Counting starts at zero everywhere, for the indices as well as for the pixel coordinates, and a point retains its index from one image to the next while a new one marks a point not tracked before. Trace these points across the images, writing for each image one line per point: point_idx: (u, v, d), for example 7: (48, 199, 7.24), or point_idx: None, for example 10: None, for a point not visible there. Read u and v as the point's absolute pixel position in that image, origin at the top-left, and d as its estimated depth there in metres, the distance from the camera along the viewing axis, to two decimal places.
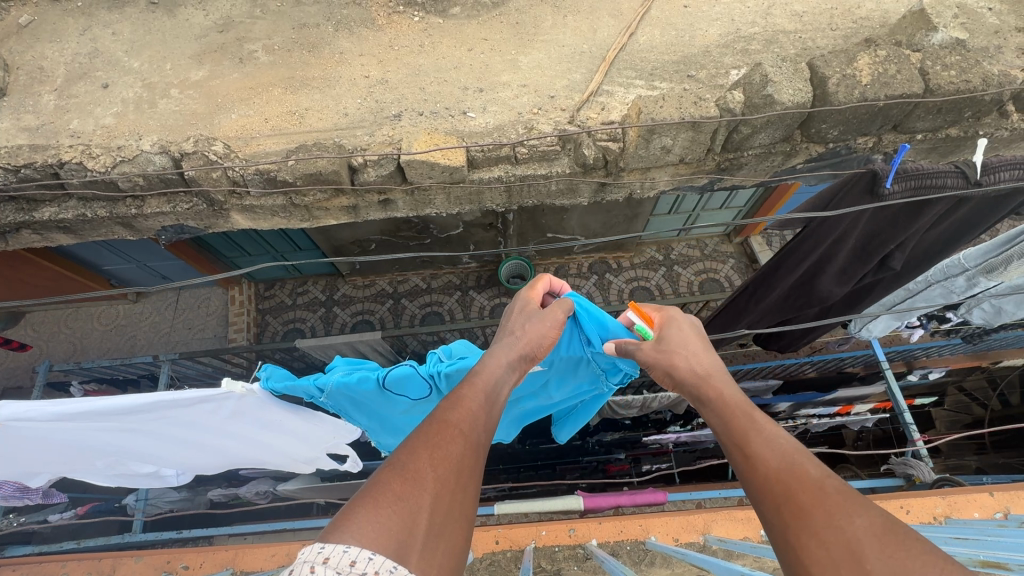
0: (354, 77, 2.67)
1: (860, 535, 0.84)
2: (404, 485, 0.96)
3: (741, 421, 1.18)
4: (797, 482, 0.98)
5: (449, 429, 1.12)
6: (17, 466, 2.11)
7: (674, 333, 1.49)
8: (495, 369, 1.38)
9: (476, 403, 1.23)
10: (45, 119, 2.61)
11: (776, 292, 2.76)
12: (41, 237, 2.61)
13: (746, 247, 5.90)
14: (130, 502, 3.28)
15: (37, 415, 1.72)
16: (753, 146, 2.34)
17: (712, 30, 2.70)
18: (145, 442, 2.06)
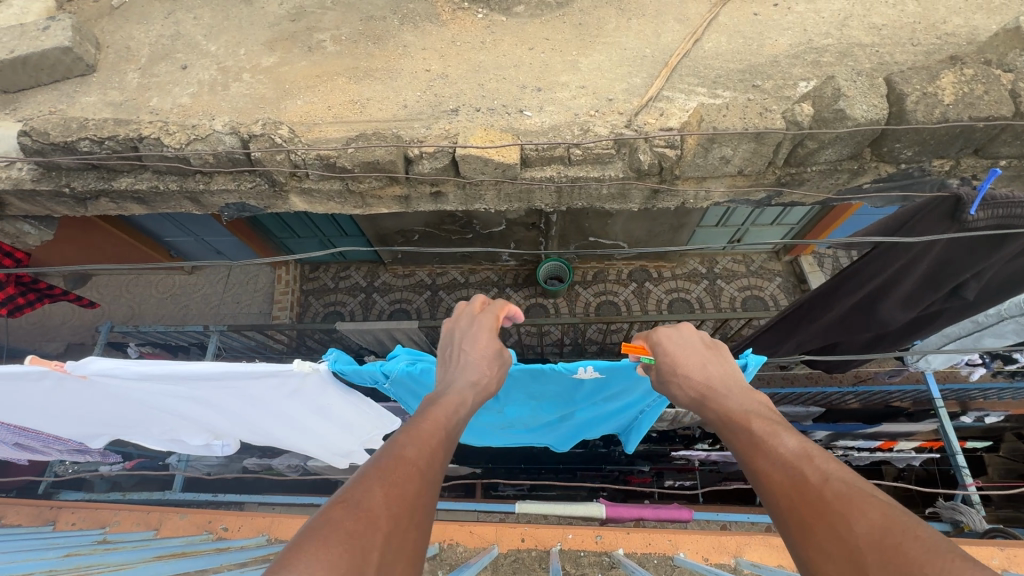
0: (416, 70, 2.72)
1: (861, 542, 0.89)
2: (358, 523, 0.94)
3: (752, 437, 1.24)
4: (799, 493, 1.04)
5: (406, 466, 1.11)
6: (86, 419, 2.20)
7: (666, 361, 1.59)
8: (451, 408, 1.42)
9: (431, 439, 1.25)
10: (128, 95, 2.78)
11: (836, 311, 2.63)
12: (117, 206, 2.77)
13: (795, 267, 5.69)
14: (173, 462, 3.43)
15: (118, 373, 1.79)
16: (818, 162, 2.25)
17: (782, 40, 2.62)
18: (206, 410, 2.13)
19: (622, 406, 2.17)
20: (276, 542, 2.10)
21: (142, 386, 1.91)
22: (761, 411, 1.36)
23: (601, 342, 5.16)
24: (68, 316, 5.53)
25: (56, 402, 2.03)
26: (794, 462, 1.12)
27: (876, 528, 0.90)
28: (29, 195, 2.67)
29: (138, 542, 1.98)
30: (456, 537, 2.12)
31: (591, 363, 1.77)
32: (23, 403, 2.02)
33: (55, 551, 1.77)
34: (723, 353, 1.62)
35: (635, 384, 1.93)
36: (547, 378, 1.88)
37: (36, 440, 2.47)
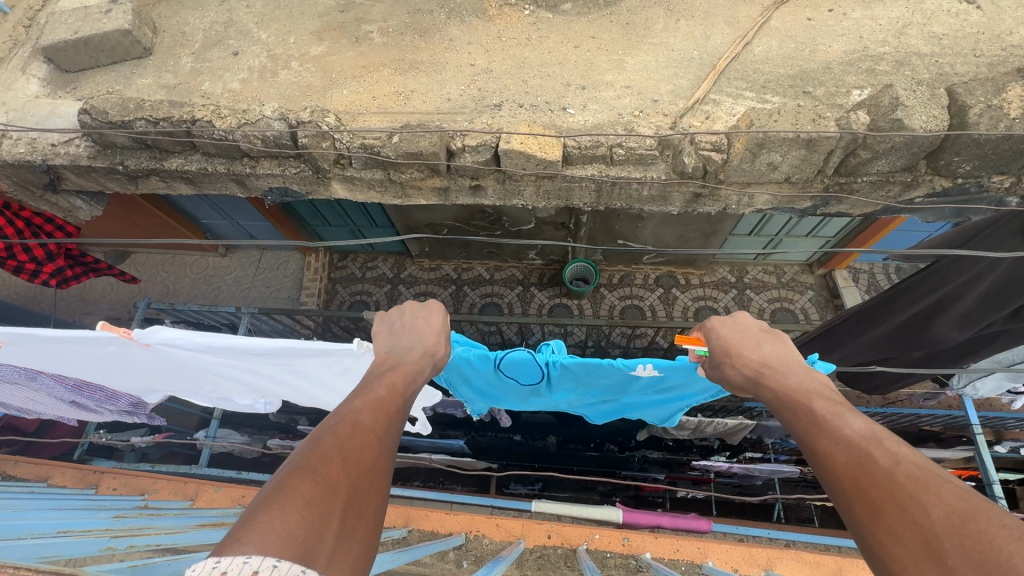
0: (461, 64, 2.74)
1: (937, 528, 0.85)
2: (314, 493, 0.92)
3: (815, 411, 1.19)
4: (865, 473, 0.99)
5: (363, 434, 1.09)
6: (145, 381, 2.28)
7: (720, 342, 1.56)
8: (407, 377, 1.40)
9: (387, 404, 1.23)
10: (182, 79, 2.87)
11: (887, 324, 2.60)
12: (165, 186, 2.85)
13: (828, 281, 5.55)
14: (201, 436, 3.51)
15: (182, 343, 1.84)
16: (870, 172, 2.19)
17: (836, 46, 2.55)
18: (260, 380, 2.18)
19: (669, 401, 2.18)
20: None
21: (202, 354, 1.95)
22: (821, 390, 1.29)
23: (624, 346, 5.11)
24: (107, 291, 5.71)
25: (121, 364, 2.10)
26: (861, 434, 1.07)
27: (953, 513, 0.85)
28: (84, 171, 2.77)
29: (176, 510, 2.04)
30: (482, 529, 2.13)
31: (649, 361, 1.77)
32: (89, 362, 2.10)
33: (106, 513, 1.87)
34: (783, 337, 1.55)
35: (690, 383, 1.92)
36: (601, 374, 1.89)
37: (90, 400, 2.53)
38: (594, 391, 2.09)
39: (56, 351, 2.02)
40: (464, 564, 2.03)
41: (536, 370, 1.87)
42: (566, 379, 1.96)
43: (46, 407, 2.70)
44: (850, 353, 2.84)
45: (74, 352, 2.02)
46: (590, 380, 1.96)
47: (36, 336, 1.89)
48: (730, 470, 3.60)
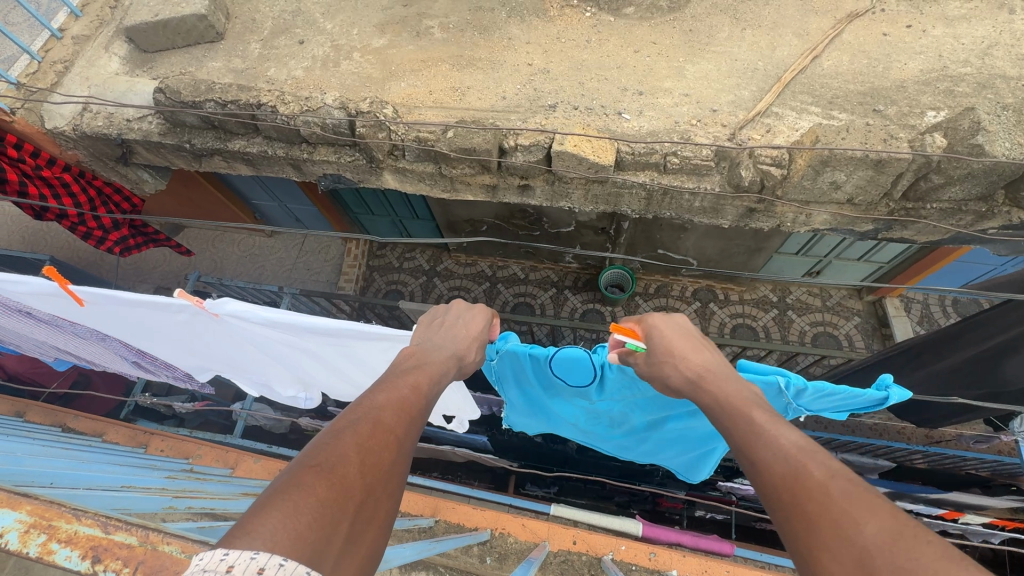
0: (518, 64, 2.74)
1: (870, 543, 0.85)
2: (329, 487, 0.94)
3: (752, 430, 1.21)
4: (802, 489, 1.00)
5: (382, 435, 1.12)
6: (202, 356, 2.36)
7: (661, 342, 1.59)
8: (430, 378, 1.43)
9: (409, 406, 1.26)
10: (249, 64, 2.98)
11: (950, 358, 2.46)
12: (226, 165, 2.97)
13: (877, 309, 5.30)
14: (236, 408, 3.63)
15: (248, 316, 1.90)
16: (940, 199, 2.09)
17: (912, 64, 2.43)
18: (310, 364, 2.21)
19: (721, 427, 2.09)
20: None
21: (263, 330, 2.01)
22: (762, 405, 1.32)
23: None
24: (160, 261, 5.98)
25: (185, 333, 2.19)
26: (800, 458, 1.07)
27: (885, 530, 0.86)
28: (154, 147, 2.92)
29: (216, 477, 2.12)
30: (508, 527, 2.13)
31: (712, 370, 1.73)
32: (157, 329, 2.20)
33: (159, 473, 1.97)
34: (711, 343, 1.65)
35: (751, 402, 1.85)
36: (657, 383, 1.85)
37: (150, 364, 2.64)
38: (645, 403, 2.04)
39: (131, 314, 2.12)
40: (488, 560, 2.04)
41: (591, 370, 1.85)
42: (621, 386, 1.93)
43: (112, 363, 2.82)
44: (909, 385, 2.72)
45: (146, 317, 2.12)
46: (643, 389, 1.92)
47: (117, 297, 1.99)
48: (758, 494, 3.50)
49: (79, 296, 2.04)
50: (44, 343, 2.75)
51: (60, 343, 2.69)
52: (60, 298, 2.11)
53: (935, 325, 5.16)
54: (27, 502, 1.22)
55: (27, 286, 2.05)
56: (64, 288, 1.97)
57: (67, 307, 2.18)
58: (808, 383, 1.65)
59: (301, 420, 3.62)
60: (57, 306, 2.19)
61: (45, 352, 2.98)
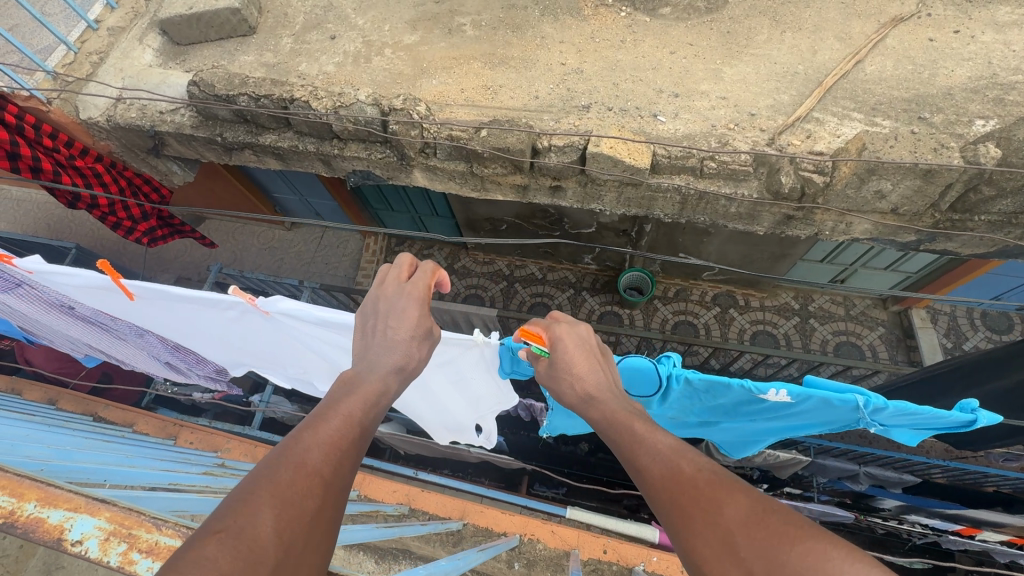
0: (551, 63, 2.71)
1: (733, 526, 0.88)
2: (236, 557, 0.74)
3: (628, 437, 1.22)
4: (678, 485, 1.01)
5: (306, 477, 0.92)
6: (239, 353, 2.37)
7: (563, 356, 1.49)
8: (367, 401, 1.23)
9: (339, 432, 1.08)
10: (281, 58, 2.99)
11: (1002, 380, 2.33)
12: (256, 159, 2.98)
13: (903, 319, 5.18)
14: (256, 401, 3.61)
15: (300, 315, 1.90)
16: (991, 211, 2.05)
17: (959, 71, 2.36)
18: (349, 366, 2.21)
19: (776, 431, 2.07)
20: (365, 498, 2.28)
21: (310, 329, 2.00)
22: (641, 414, 1.33)
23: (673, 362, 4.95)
24: (181, 252, 6.03)
25: (228, 331, 2.20)
26: (677, 458, 1.08)
27: (744, 509, 0.90)
28: (186, 139, 2.93)
29: (247, 472, 2.13)
30: (537, 533, 2.15)
31: (785, 386, 1.67)
32: (200, 325, 2.21)
33: (197, 469, 1.91)
34: (610, 360, 1.59)
35: (819, 416, 1.81)
36: (723, 394, 1.81)
37: (183, 361, 2.65)
38: (702, 410, 2.01)
39: (177, 311, 2.13)
40: (516, 565, 2.01)
41: (655, 382, 1.80)
42: (683, 395, 1.89)
43: (143, 362, 2.86)
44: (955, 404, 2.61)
45: (192, 314, 2.13)
46: (706, 398, 1.88)
47: (168, 294, 2.00)
48: None
49: (130, 291, 2.04)
50: (78, 339, 2.79)
51: (94, 340, 2.72)
52: (109, 292, 2.12)
53: (961, 338, 5.04)
54: (106, 507, 0.97)
55: (79, 279, 2.06)
56: (117, 282, 1.97)
57: (111, 301, 2.19)
58: (888, 402, 1.62)
59: None
60: (104, 300, 2.20)
61: (77, 349, 3.02)
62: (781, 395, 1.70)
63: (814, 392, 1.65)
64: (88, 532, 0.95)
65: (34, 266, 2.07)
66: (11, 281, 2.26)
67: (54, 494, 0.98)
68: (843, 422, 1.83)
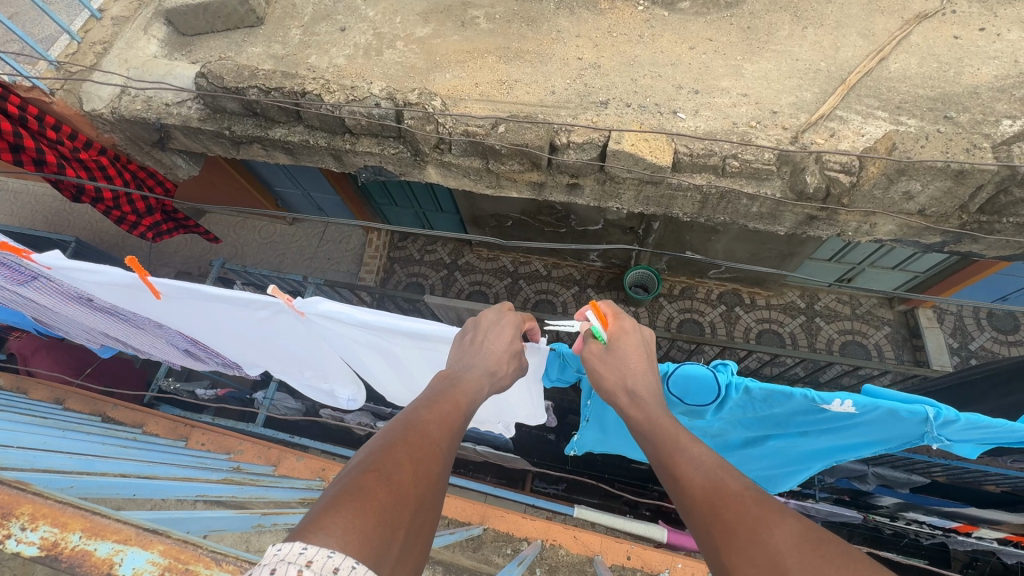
0: (568, 57, 2.66)
1: (780, 546, 0.85)
2: (388, 495, 0.86)
3: (668, 446, 1.21)
4: (722, 501, 1.00)
5: (430, 444, 1.03)
6: (262, 352, 2.32)
7: (620, 351, 1.50)
8: (470, 393, 1.32)
9: (453, 418, 1.17)
10: (290, 50, 2.92)
11: None
12: (265, 153, 2.91)
13: (909, 319, 5.14)
14: (258, 398, 3.47)
15: (340, 318, 1.85)
16: (1019, 214, 2.05)
17: (985, 70, 2.32)
18: (379, 368, 2.16)
19: (828, 448, 2.03)
20: None
21: (344, 332, 1.95)
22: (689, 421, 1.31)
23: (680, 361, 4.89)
24: (181, 246, 5.95)
25: (254, 330, 2.15)
26: (721, 476, 1.06)
27: (792, 530, 0.87)
28: (192, 132, 2.87)
29: (266, 476, 2.11)
30: (558, 539, 2.15)
31: (851, 397, 1.64)
32: (225, 323, 2.16)
33: (217, 475, 1.86)
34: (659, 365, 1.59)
35: (879, 428, 1.79)
36: (780, 404, 1.78)
37: (203, 352, 2.61)
38: (753, 422, 1.98)
39: (203, 308, 2.08)
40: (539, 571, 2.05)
41: (713, 392, 1.76)
42: (738, 405, 1.85)
43: (162, 351, 2.80)
44: (982, 412, 2.58)
45: (219, 313, 2.08)
46: (761, 409, 1.85)
47: (197, 292, 1.95)
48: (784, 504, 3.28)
49: (156, 289, 1.99)
50: (93, 329, 2.73)
51: (111, 331, 2.67)
52: (133, 289, 2.06)
53: (968, 338, 5.02)
54: (161, 538, 0.90)
55: (103, 276, 2.01)
56: (144, 279, 1.92)
57: (135, 299, 2.14)
58: (959, 414, 1.59)
59: (323, 411, 3.52)
60: (126, 296, 2.15)
61: (93, 339, 2.98)
62: (846, 405, 1.67)
63: (880, 402, 1.64)
64: (140, 567, 0.86)
65: (55, 260, 2.02)
66: (26, 273, 2.21)
67: (103, 523, 0.89)
68: (905, 437, 1.79)
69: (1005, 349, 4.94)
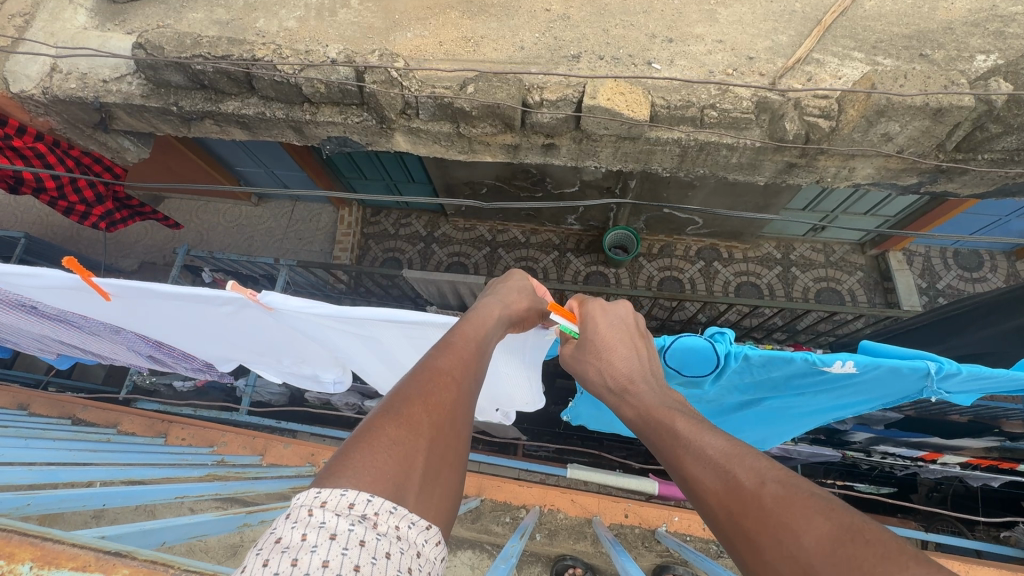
0: (535, 9, 2.51)
1: (797, 529, 0.77)
2: (399, 429, 0.85)
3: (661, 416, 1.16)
4: (727, 478, 0.91)
5: (441, 376, 1.00)
6: (235, 344, 2.21)
7: (594, 337, 1.45)
8: (481, 324, 1.28)
9: (467, 352, 1.12)
10: (235, 15, 2.69)
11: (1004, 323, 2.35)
12: (219, 129, 2.73)
13: (880, 263, 5.27)
14: (240, 386, 3.34)
15: (311, 311, 1.74)
16: (993, 149, 2.06)
17: (959, 3, 2.27)
18: (360, 354, 2.08)
19: (824, 403, 2.06)
20: None
21: (317, 323, 1.86)
22: (681, 409, 1.19)
23: (662, 318, 4.93)
24: (141, 236, 5.66)
25: (221, 326, 2.04)
26: (735, 441, 0.99)
27: (809, 517, 0.78)
28: (137, 111, 2.66)
29: (255, 468, 2.05)
30: (557, 503, 2.19)
31: (852, 358, 1.65)
32: (187, 319, 2.04)
33: (198, 473, 1.79)
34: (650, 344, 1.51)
35: (877, 384, 1.80)
36: (780, 368, 1.78)
37: (168, 356, 2.51)
38: (749, 386, 1.99)
39: (162, 306, 1.96)
40: (538, 536, 2.09)
41: (712, 361, 1.74)
42: (737, 371, 1.85)
43: (123, 356, 2.69)
44: (959, 347, 2.65)
45: (181, 310, 1.96)
46: (759, 374, 1.86)
47: (151, 291, 1.82)
48: (770, 450, 3.39)
49: (104, 290, 1.86)
50: (46, 338, 2.58)
51: (65, 339, 2.53)
52: (81, 292, 1.92)
53: (936, 278, 5.18)
54: (126, 562, 0.78)
55: (44, 282, 1.86)
56: (88, 281, 1.79)
57: (88, 302, 2.01)
58: (961, 367, 1.61)
59: (308, 394, 3.43)
60: (74, 299, 2.01)
61: (47, 348, 2.81)
62: (847, 366, 1.68)
63: (880, 361, 1.64)
64: None
65: None
66: None
67: (56, 549, 0.76)
68: (904, 390, 1.82)
69: (970, 286, 5.12)
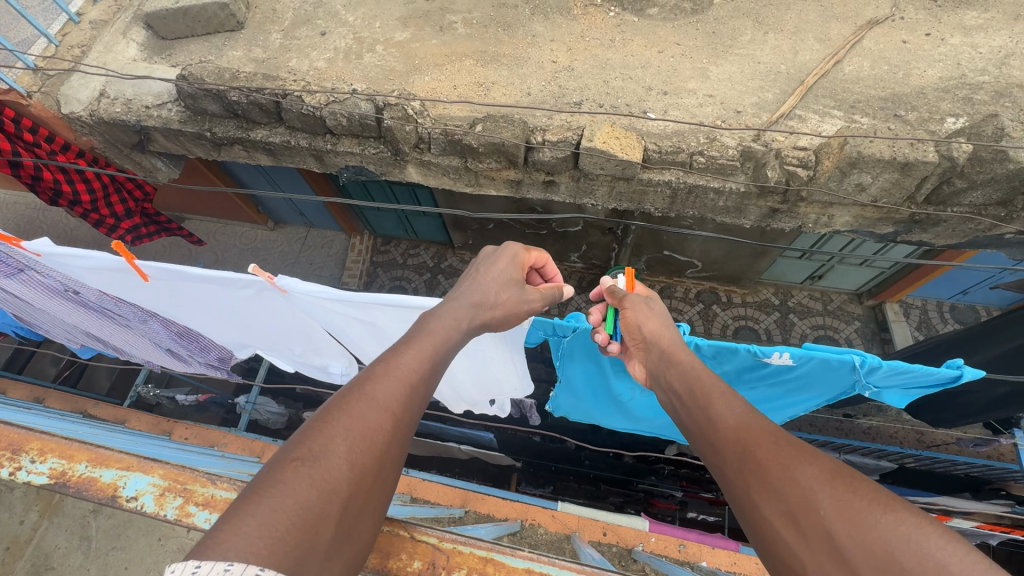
0: (543, 61, 2.76)
1: (808, 479, 0.85)
2: (313, 483, 0.79)
3: (706, 389, 1.22)
4: (744, 436, 1.00)
5: (373, 407, 0.95)
6: (251, 334, 2.34)
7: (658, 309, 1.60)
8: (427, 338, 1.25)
9: (411, 374, 1.09)
10: (271, 54, 2.97)
11: None
12: (247, 154, 2.95)
13: (877, 313, 5.34)
14: (241, 399, 3.42)
15: (322, 295, 1.87)
16: (961, 203, 2.22)
17: (931, 71, 2.47)
18: (365, 345, 2.19)
19: (777, 397, 2.16)
20: None
21: (329, 308, 2.00)
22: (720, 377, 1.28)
23: None
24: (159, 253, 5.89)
25: (241, 312, 2.18)
26: (749, 409, 1.08)
27: (821, 473, 0.85)
28: (174, 134, 2.90)
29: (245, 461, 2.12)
30: (538, 519, 2.23)
31: (787, 350, 1.75)
32: (211, 305, 2.18)
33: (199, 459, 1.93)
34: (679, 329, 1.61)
35: (819, 376, 1.91)
36: (728, 359, 1.90)
37: (187, 347, 2.62)
38: None
39: (191, 293, 2.11)
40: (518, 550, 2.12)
41: None
42: None
43: (143, 351, 2.82)
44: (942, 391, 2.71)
45: (208, 295, 2.10)
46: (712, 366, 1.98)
47: (185, 273, 1.97)
48: None
49: (144, 272, 2.01)
50: (76, 326, 2.73)
51: (93, 329, 2.67)
52: (124, 273, 2.07)
53: (932, 330, 5.22)
54: (159, 467, 1.25)
55: (92, 261, 2.02)
56: (132, 263, 1.94)
57: (125, 284, 2.15)
58: (882, 362, 1.70)
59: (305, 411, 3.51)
60: (113, 282, 2.15)
61: (74, 338, 2.97)
62: (784, 357, 1.79)
63: (814, 354, 1.74)
64: (141, 483, 1.22)
65: (42, 247, 2.04)
66: (15, 265, 2.22)
67: (104, 456, 1.30)
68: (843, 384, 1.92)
69: None
